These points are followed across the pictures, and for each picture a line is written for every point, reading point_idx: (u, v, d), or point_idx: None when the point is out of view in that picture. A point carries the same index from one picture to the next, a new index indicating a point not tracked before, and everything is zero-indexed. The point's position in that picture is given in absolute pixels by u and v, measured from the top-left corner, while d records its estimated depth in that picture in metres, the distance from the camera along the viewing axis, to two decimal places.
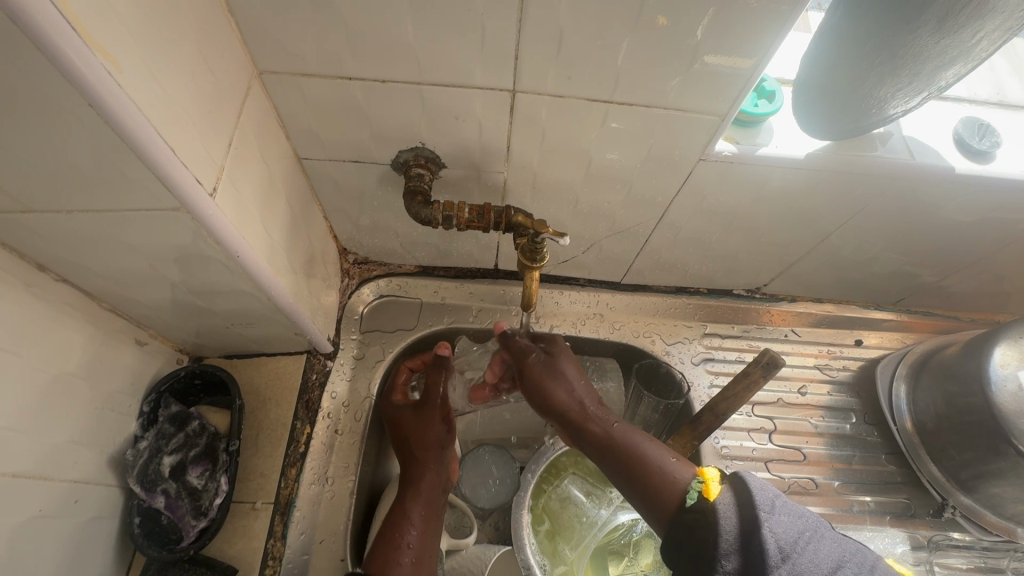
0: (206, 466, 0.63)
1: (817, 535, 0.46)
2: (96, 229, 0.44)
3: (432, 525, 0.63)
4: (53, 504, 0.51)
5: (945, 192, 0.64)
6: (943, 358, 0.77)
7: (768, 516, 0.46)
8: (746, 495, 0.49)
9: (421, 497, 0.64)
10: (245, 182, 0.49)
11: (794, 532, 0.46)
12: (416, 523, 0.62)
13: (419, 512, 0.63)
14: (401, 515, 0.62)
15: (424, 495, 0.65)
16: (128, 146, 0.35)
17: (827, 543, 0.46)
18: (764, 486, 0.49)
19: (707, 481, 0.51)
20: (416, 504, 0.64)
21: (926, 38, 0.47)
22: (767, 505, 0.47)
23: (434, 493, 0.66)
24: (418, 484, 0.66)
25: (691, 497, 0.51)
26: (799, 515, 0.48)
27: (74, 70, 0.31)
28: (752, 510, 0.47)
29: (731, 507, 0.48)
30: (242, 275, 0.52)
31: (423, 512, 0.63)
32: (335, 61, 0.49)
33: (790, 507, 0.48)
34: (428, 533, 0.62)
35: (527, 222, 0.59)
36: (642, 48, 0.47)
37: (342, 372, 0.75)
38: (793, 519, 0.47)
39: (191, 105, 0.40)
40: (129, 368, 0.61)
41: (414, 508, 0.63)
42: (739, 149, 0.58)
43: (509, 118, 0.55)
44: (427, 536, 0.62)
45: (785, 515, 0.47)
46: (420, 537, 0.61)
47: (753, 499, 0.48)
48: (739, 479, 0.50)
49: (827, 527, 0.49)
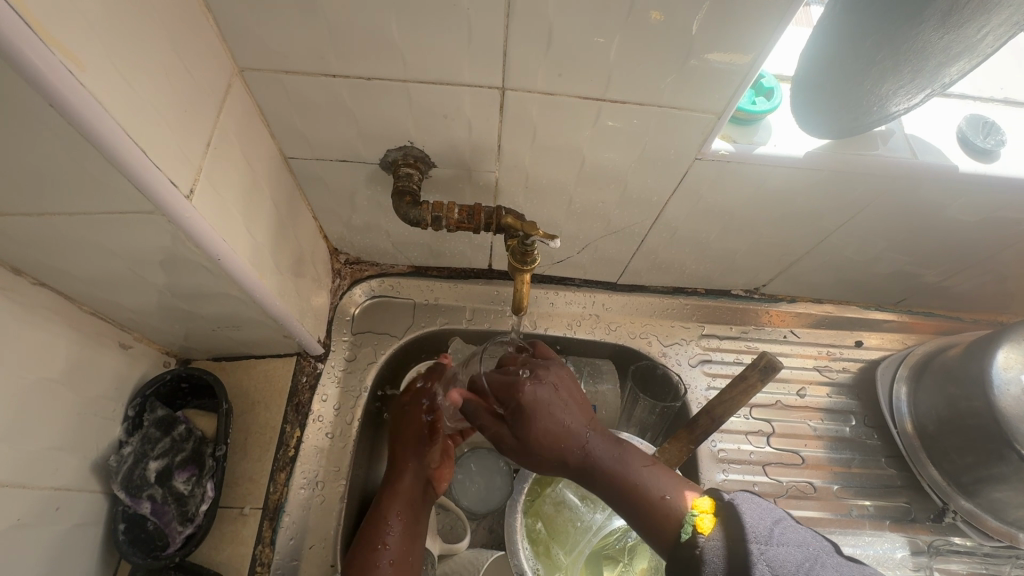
0: (193, 471, 0.62)
1: (817, 564, 0.44)
2: (71, 233, 0.43)
3: (415, 529, 0.64)
4: (33, 513, 0.50)
5: (949, 192, 0.62)
6: (944, 361, 0.75)
7: (765, 548, 0.45)
8: (740, 526, 0.48)
9: (403, 501, 0.65)
10: (226, 184, 0.47)
11: (794, 561, 0.44)
12: (399, 528, 0.63)
13: (404, 518, 0.64)
14: (382, 517, 0.64)
15: (408, 496, 0.66)
16: (94, 146, 0.34)
17: (830, 570, 0.44)
18: (759, 516, 0.48)
19: (699, 516, 0.51)
20: (397, 507, 0.64)
21: (929, 33, 0.46)
22: (762, 536, 0.46)
23: (417, 495, 0.66)
24: (402, 489, 0.66)
25: (685, 531, 0.50)
26: (799, 543, 0.46)
27: (32, 69, 0.29)
28: (750, 542, 0.46)
29: (722, 542, 0.47)
30: (225, 279, 0.51)
31: (404, 515, 0.64)
32: (319, 58, 0.47)
33: (790, 536, 0.47)
34: (410, 537, 0.63)
35: (517, 223, 0.57)
36: (635, 45, 0.45)
37: (332, 374, 0.74)
38: (793, 547, 0.46)
39: (164, 104, 0.39)
40: (113, 372, 0.60)
41: (397, 511, 0.64)
42: (736, 148, 0.57)
43: (499, 116, 0.53)
44: (410, 544, 0.62)
45: (783, 544, 0.46)
46: (401, 544, 0.62)
47: (751, 530, 0.47)
48: (731, 508, 0.49)
49: (830, 554, 0.46)
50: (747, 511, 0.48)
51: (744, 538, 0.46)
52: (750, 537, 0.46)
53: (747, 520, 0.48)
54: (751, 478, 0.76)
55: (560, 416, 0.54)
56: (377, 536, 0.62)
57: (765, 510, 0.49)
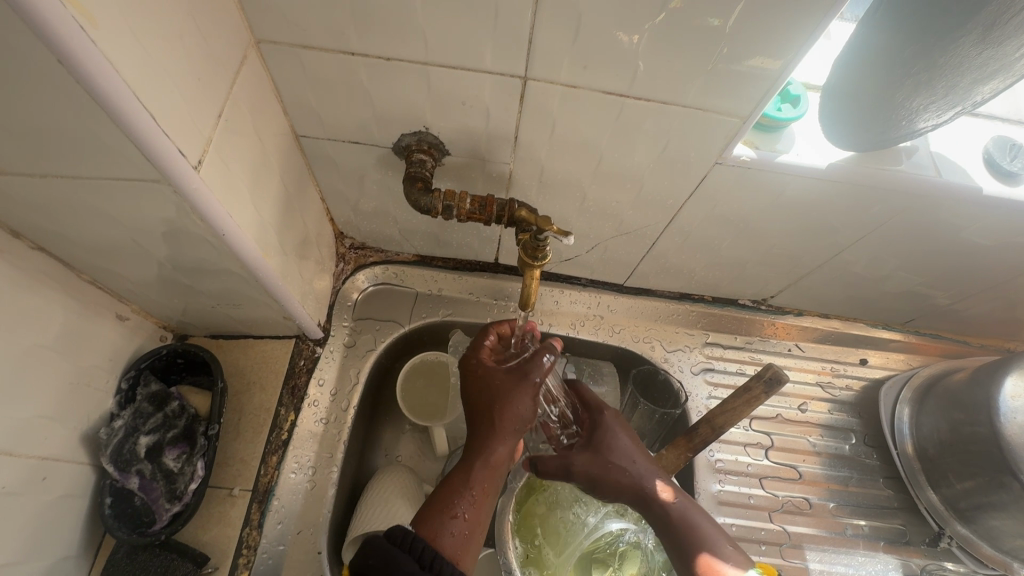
0: (184, 448, 0.61)
1: None
2: (73, 198, 0.42)
3: (487, 506, 0.53)
4: (19, 481, 0.49)
5: (969, 213, 0.61)
6: (949, 385, 0.74)
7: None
8: None
9: (488, 476, 0.54)
10: (236, 158, 0.46)
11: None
12: (478, 496, 0.53)
13: (484, 485, 0.53)
14: (465, 479, 0.53)
15: (498, 464, 0.55)
16: (101, 107, 0.32)
17: None
18: None
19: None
20: (480, 480, 0.53)
21: (968, 48, 0.44)
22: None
23: (500, 473, 0.55)
24: (494, 459, 0.54)
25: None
26: None
27: (43, 22, 0.28)
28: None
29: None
30: (228, 255, 0.50)
31: (482, 489, 0.53)
32: (338, 34, 0.46)
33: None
34: (483, 512, 0.53)
35: (531, 217, 0.56)
36: (664, 42, 0.44)
37: (331, 359, 0.73)
38: None
39: (181, 71, 0.37)
40: (109, 343, 0.59)
41: (477, 482, 0.53)
42: (758, 155, 0.56)
43: (519, 106, 0.52)
44: (481, 519, 0.53)
45: None
46: (477, 513, 0.52)
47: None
48: None
49: None
50: None
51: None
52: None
53: None
54: (746, 490, 0.76)
55: (626, 449, 0.61)
56: (453, 503, 0.51)
57: None
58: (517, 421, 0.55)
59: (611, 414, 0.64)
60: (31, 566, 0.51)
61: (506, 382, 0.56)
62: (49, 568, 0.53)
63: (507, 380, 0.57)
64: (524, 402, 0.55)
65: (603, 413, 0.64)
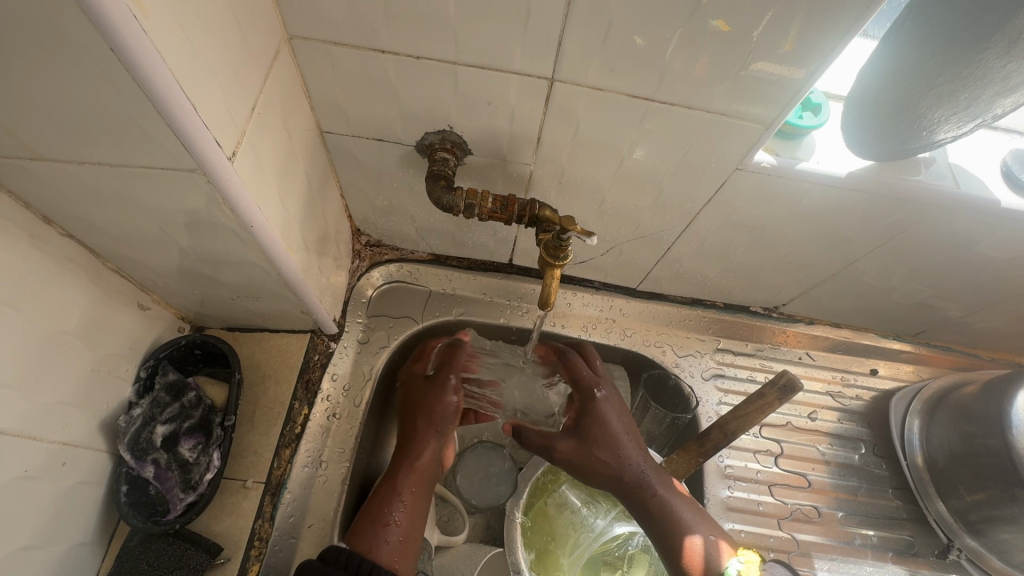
0: (199, 439, 0.62)
1: None
2: (107, 185, 0.43)
3: (420, 510, 0.57)
4: (39, 466, 0.49)
5: (985, 226, 0.62)
6: (960, 397, 0.75)
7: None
8: None
9: (417, 479, 0.58)
10: (266, 150, 0.47)
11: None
12: (408, 503, 0.56)
13: (413, 491, 0.57)
14: (394, 489, 0.57)
15: (423, 470, 0.59)
16: (144, 94, 0.33)
17: None
18: None
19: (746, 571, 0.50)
20: (410, 484, 0.58)
21: (993, 61, 0.45)
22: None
23: (429, 477, 0.60)
24: (419, 466, 0.59)
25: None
26: None
27: (99, 12, 0.28)
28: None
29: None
30: (253, 246, 0.50)
31: (413, 494, 0.57)
32: (370, 32, 0.47)
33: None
34: (416, 518, 0.56)
35: (554, 217, 0.56)
36: (690, 48, 0.45)
37: (345, 354, 0.74)
38: None
39: (220, 63, 0.38)
40: (130, 331, 0.59)
41: (408, 488, 0.57)
42: (779, 161, 0.56)
43: (544, 107, 0.52)
44: (416, 524, 0.56)
45: None
46: (410, 521, 0.55)
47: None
48: None
49: None
50: None
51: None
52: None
53: None
54: (755, 497, 0.76)
55: (619, 434, 0.59)
56: (385, 512, 0.55)
57: None
58: (441, 421, 0.61)
59: (601, 399, 0.60)
60: (48, 550, 0.51)
61: (424, 387, 0.64)
62: (65, 554, 0.53)
63: (436, 393, 0.63)
64: (444, 403, 0.62)
65: (592, 398, 0.60)
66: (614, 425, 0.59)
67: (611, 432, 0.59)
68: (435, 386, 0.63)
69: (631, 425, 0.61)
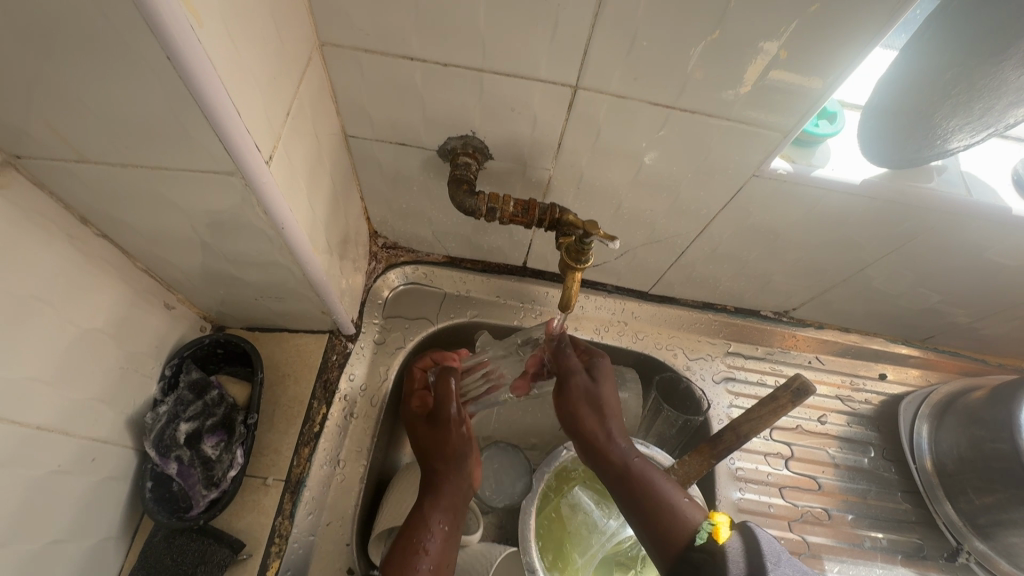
0: (222, 437, 0.62)
1: None
2: (146, 187, 0.44)
3: (454, 537, 0.59)
4: (70, 461, 0.50)
5: (995, 233, 0.63)
6: (968, 402, 0.76)
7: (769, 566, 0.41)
8: (754, 545, 0.44)
9: (446, 508, 0.60)
10: (298, 155, 0.48)
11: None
12: (439, 532, 0.58)
13: (442, 518, 0.59)
14: (425, 520, 0.58)
15: (451, 501, 0.61)
16: (195, 101, 0.34)
17: None
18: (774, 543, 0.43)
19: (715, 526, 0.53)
20: (439, 513, 0.59)
21: (1008, 74, 0.47)
22: (773, 555, 0.42)
23: (459, 502, 0.62)
24: (444, 494, 0.61)
25: (701, 536, 0.52)
26: None
27: (159, 22, 0.30)
28: (752, 558, 0.43)
29: (739, 553, 0.44)
30: (281, 247, 0.51)
31: (446, 522, 0.59)
32: (400, 39, 0.48)
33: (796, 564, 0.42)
34: (450, 543, 0.58)
35: (577, 221, 0.57)
36: (712, 58, 0.46)
37: (362, 355, 0.75)
38: None
39: (260, 70, 0.39)
40: (156, 330, 0.60)
41: (439, 517, 0.59)
42: (794, 169, 0.57)
43: (566, 114, 0.54)
44: (449, 549, 0.58)
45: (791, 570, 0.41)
46: (443, 548, 0.57)
47: (757, 548, 0.44)
48: (749, 528, 0.46)
49: None
50: (761, 535, 0.45)
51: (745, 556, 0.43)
52: (750, 556, 0.43)
53: (762, 539, 0.44)
54: (766, 499, 0.76)
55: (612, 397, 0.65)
56: (417, 541, 0.56)
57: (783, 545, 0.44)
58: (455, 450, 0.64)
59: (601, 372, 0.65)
60: (76, 544, 0.52)
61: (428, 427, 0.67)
62: (92, 548, 0.54)
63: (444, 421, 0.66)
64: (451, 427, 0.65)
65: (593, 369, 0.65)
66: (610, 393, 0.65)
67: (605, 397, 0.64)
68: (438, 420, 0.67)
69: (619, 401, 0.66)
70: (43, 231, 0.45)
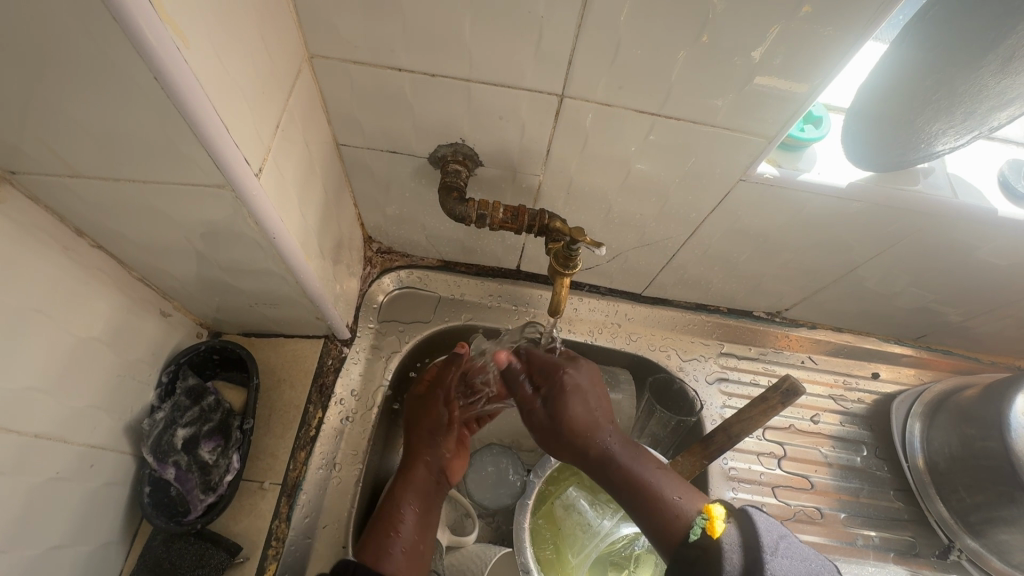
0: (218, 441, 0.63)
1: None
2: (137, 199, 0.44)
3: (426, 521, 0.64)
4: (69, 467, 0.51)
5: (983, 233, 0.63)
6: (961, 401, 0.76)
7: (769, 557, 0.44)
8: (750, 532, 0.46)
9: (418, 492, 0.66)
10: (288, 166, 0.49)
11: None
12: (412, 518, 0.63)
13: (414, 503, 0.64)
14: (397, 505, 0.64)
15: (421, 485, 0.66)
16: (185, 119, 0.35)
17: None
18: (770, 527, 0.46)
19: (712, 519, 0.50)
20: (411, 496, 0.65)
21: (987, 79, 0.47)
22: (771, 545, 0.45)
23: (431, 488, 0.67)
24: (416, 479, 0.67)
25: (693, 533, 0.49)
26: (804, 558, 0.44)
27: (146, 45, 0.30)
28: (753, 548, 0.45)
29: (736, 544, 0.46)
30: (273, 256, 0.52)
31: (417, 505, 0.65)
32: (387, 50, 0.48)
33: (794, 550, 0.45)
34: (423, 528, 0.63)
35: (564, 228, 0.58)
36: (695, 66, 0.47)
37: (357, 359, 0.76)
38: (796, 562, 0.44)
39: (249, 85, 0.40)
40: (152, 337, 0.61)
41: (411, 500, 0.65)
42: (781, 172, 0.58)
43: (554, 122, 0.54)
44: (422, 533, 0.63)
45: (788, 557, 0.44)
46: (415, 532, 0.62)
47: (757, 539, 0.45)
48: (745, 515, 0.48)
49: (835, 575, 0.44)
50: (757, 520, 0.47)
51: (744, 548, 0.45)
52: (751, 549, 0.45)
53: (759, 527, 0.46)
54: (760, 498, 0.77)
55: (591, 401, 0.60)
56: (392, 526, 0.62)
57: (776, 523, 0.47)
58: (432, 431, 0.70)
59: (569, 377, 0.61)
60: (75, 549, 0.53)
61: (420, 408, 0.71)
62: (92, 552, 0.55)
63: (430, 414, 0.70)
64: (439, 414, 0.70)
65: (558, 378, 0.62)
66: (586, 391, 0.61)
67: (573, 406, 0.60)
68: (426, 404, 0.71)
69: (603, 397, 0.62)
70: (39, 244, 0.46)
